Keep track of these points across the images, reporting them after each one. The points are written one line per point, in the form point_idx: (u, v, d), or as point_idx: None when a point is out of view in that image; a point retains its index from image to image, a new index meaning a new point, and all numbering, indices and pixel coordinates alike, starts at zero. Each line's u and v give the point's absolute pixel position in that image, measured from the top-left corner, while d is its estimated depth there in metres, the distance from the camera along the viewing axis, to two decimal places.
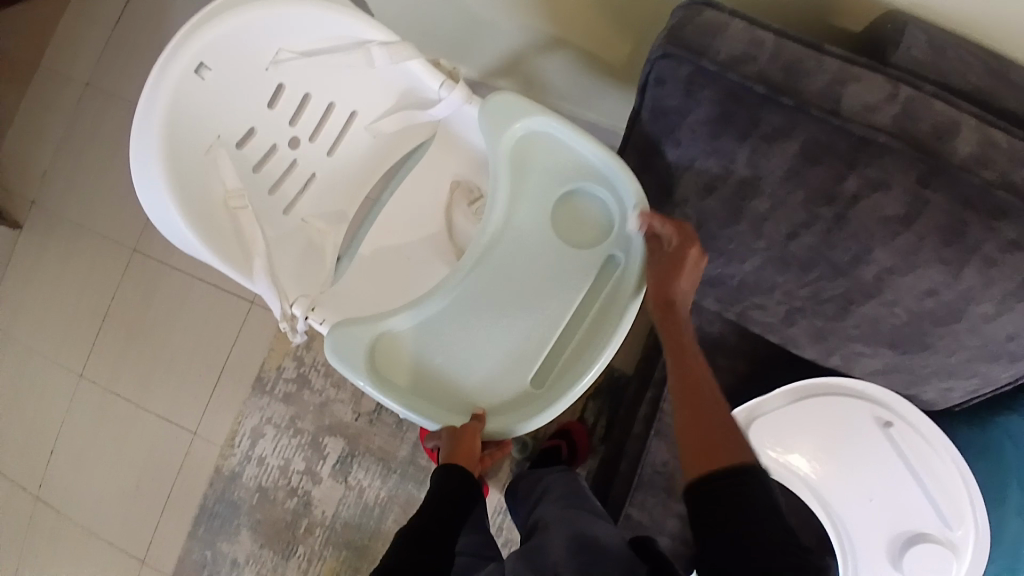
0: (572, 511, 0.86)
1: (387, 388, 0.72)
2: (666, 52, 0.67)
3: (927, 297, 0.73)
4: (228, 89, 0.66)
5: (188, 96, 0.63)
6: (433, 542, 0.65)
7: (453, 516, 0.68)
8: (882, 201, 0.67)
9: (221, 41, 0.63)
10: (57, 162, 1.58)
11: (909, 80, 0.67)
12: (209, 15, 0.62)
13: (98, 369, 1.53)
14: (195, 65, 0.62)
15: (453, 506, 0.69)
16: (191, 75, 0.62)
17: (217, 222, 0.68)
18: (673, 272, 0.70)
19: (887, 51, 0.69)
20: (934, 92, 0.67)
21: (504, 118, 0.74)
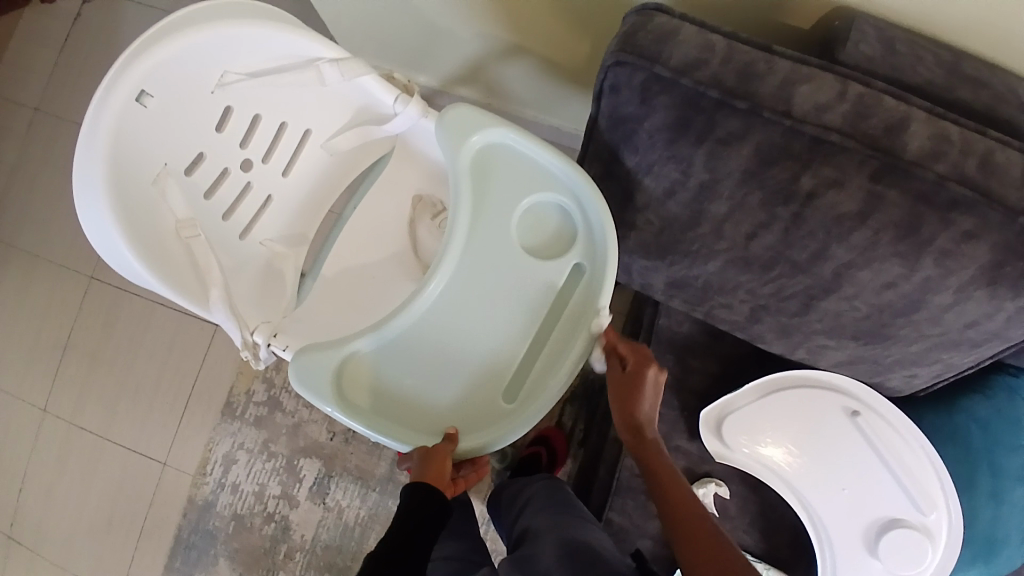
0: (559, 520, 0.86)
1: (356, 414, 0.71)
2: (619, 60, 0.68)
3: (886, 290, 0.75)
4: (174, 115, 0.64)
5: (133, 124, 0.61)
6: (399, 569, 0.66)
7: (418, 537, 0.70)
8: (837, 199, 0.68)
9: (163, 67, 0.60)
10: (3, 191, 1.52)
11: (859, 78, 0.68)
12: (149, 40, 0.60)
13: (58, 404, 1.47)
14: (137, 93, 0.60)
15: (419, 527, 0.69)
16: (133, 104, 0.60)
17: (169, 253, 0.66)
18: (633, 396, 0.71)
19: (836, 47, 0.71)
20: (884, 88, 0.69)
21: (462, 133, 0.74)
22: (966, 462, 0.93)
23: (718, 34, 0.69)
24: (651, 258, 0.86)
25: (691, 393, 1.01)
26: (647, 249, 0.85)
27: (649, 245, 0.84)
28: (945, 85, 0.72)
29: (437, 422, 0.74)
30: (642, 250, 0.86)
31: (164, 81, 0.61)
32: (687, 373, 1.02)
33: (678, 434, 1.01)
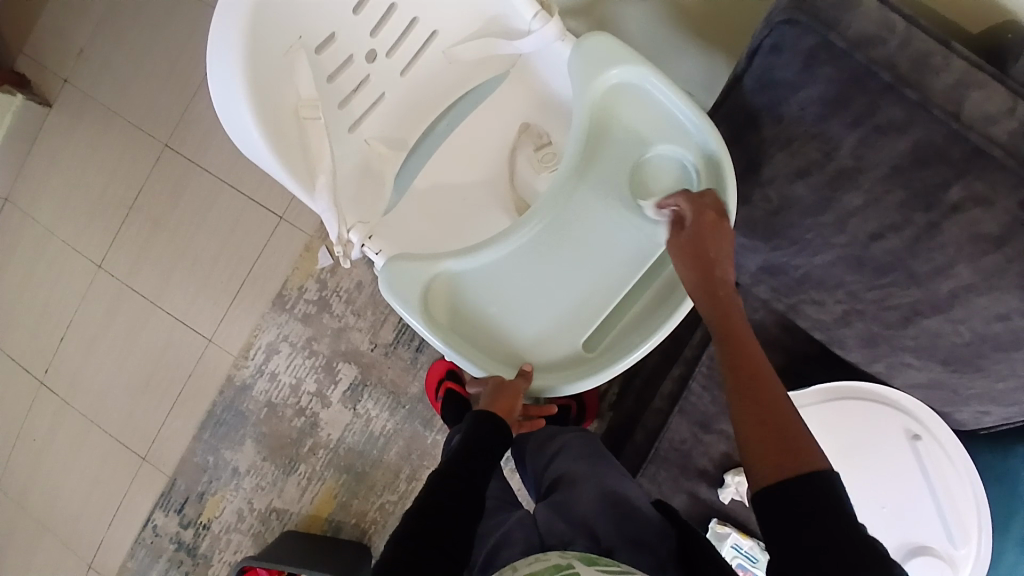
0: (597, 470, 0.85)
1: (437, 329, 0.70)
2: (790, 19, 0.62)
3: (996, 321, 0.69)
4: None
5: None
6: (453, 478, 0.65)
7: (477, 460, 0.68)
8: (981, 217, 0.63)
9: None
10: (94, 42, 1.51)
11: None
12: None
13: (116, 263, 1.50)
14: None
15: (476, 449, 0.69)
16: None
17: (286, 131, 0.64)
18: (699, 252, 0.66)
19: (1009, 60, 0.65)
20: None
21: (599, 65, 0.70)
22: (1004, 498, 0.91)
23: (898, 15, 0.62)
24: (753, 239, 0.83)
25: None
26: (751, 227, 0.82)
27: (757, 221, 0.81)
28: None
29: (515, 354, 0.74)
30: (744, 228, 0.83)
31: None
32: None
33: (726, 419, 1.00)
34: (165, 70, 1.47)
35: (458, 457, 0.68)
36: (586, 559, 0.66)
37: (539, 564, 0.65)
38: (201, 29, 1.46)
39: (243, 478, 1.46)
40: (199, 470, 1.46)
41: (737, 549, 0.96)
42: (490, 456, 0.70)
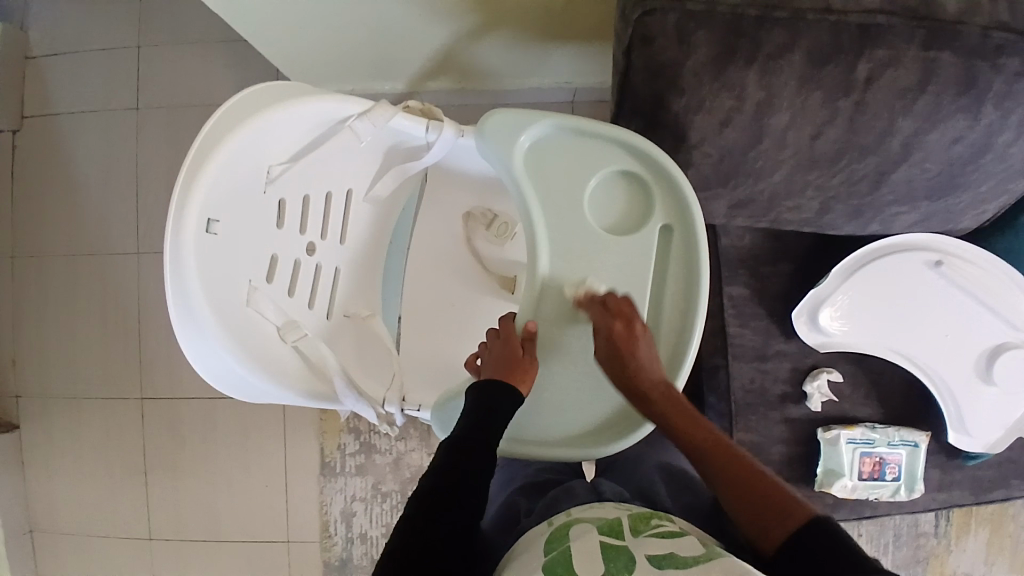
0: (654, 444, 0.88)
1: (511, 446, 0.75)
2: (647, 10, 0.65)
3: (954, 145, 0.75)
4: (239, 232, 0.61)
5: (210, 257, 0.58)
6: (461, 476, 0.60)
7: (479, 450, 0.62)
8: (895, 75, 0.68)
9: (217, 188, 0.57)
10: (19, 343, 1.46)
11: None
12: (196, 163, 0.55)
13: (164, 526, 1.46)
14: (205, 223, 0.57)
15: (491, 417, 0.66)
16: (205, 235, 0.57)
17: (283, 360, 0.66)
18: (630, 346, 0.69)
19: None
20: None
21: (506, 139, 0.72)
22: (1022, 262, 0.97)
23: None
24: (712, 189, 0.85)
25: (775, 298, 1.02)
26: (707, 181, 0.83)
27: (708, 175, 0.82)
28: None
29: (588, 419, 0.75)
30: (701, 185, 0.84)
31: (221, 201, 0.58)
32: (765, 281, 1.02)
33: (776, 339, 1.02)
34: (101, 332, 1.44)
35: (426, 496, 0.58)
36: (644, 518, 0.61)
37: (597, 511, 0.64)
38: (109, 276, 1.43)
39: None
40: None
41: (853, 441, 1.00)
42: (496, 418, 0.66)
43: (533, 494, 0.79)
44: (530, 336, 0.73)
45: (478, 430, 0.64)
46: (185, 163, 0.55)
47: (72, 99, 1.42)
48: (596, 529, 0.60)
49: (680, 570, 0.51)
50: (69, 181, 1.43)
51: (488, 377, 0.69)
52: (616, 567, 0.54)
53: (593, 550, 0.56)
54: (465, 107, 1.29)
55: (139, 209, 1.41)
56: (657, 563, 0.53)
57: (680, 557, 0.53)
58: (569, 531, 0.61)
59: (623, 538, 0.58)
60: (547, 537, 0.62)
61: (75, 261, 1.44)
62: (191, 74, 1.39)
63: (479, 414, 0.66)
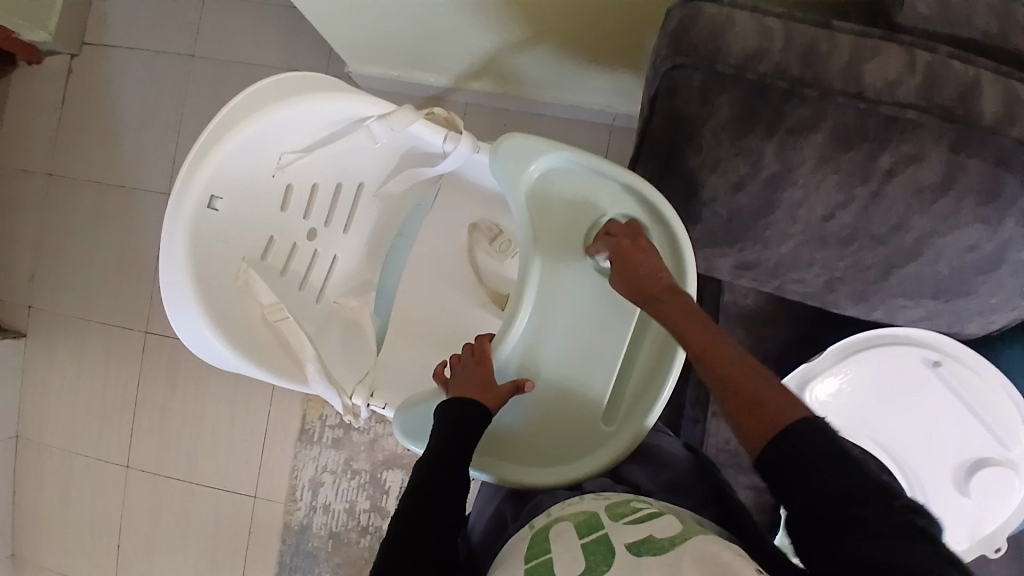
0: None
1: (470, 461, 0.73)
2: (676, 64, 0.65)
3: (968, 252, 0.73)
4: (241, 210, 0.66)
5: (206, 227, 0.62)
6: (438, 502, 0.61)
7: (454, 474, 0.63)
8: (918, 172, 0.66)
9: (224, 168, 0.61)
10: (40, 257, 1.53)
11: (923, 45, 0.65)
12: (207, 144, 0.60)
13: (142, 458, 1.51)
14: (207, 199, 0.61)
15: (462, 437, 0.66)
16: (205, 210, 0.61)
17: (260, 339, 0.68)
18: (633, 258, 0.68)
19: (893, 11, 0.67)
20: (950, 52, 0.65)
21: (517, 165, 0.73)
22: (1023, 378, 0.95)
23: (772, 17, 0.65)
24: (718, 246, 0.85)
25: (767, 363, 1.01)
26: (714, 238, 0.83)
27: (716, 232, 0.82)
28: (999, 35, 0.67)
29: (546, 452, 0.74)
30: (707, 241, 0.84)
31: (226, 180, 0.62)
32: (761, 342, 1.02)
33: None
34: (119, 263, 1.50)
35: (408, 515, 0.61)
36: (620, 505, 0.58)
37: (572, 508, 0.59)
38: (133, 211, 1.48)
39: None
40: None
41: None
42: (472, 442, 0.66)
43: (519, 496, 0.73)
44: (519, 388, 0.72)
45: (449, 448, 0.65)
46: (198, 141, 0.61)
47: (131, 37, 1.48)
48: (574, 531, 0.55)
49: (660, 552, 0.49)
50: (114, 114, 1.49)
51: (457, 395, 0.70)
52: (596, 562, 0.50)
53: (573, 553, 0.52)
54: (501, 112, 1.30)
55: (173, 153, 1.46)
56: (636, 548, 0.50)
57: (657, 540, 0.50)
58: (549, 534, 0.56)
59: (602, 529, 0.54)
60: (528, 544, 0.57)
61: (105, 191, 1.49)
62: (247, 33, 1.42)
63: (451, 437, 0.66)
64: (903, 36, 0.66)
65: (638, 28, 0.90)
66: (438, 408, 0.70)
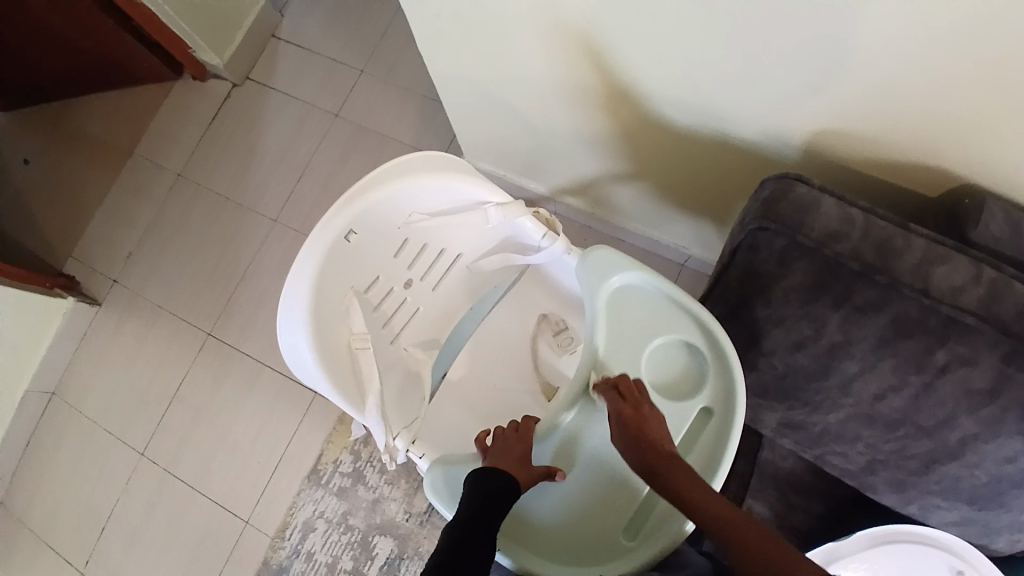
0: None
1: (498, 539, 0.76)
2: (762, 226, 0.74)
3: (1007, 464, 0.75)
4: (365, 248, 0.78)
5: (336, 257, 0.74)
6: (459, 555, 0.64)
7: (477, 528, 0.66)
8: (970, 375, 0.69)
9: (366, 212, 0.75)
10: (142, 245, 1.70)
11: (991, 263, 0.71)
12: (360, 190, 0.75)
13: (159, 451, 1.55)
14: (345, 232, 0.74)
15: (491, 496, 0.69)
16: (340, 240, 0.74)
17: (340, 360, 0.77)
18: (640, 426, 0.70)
19: (967, 226, 0.74)
20: (1015, 274, 0.71)
21: (601, 275, 0.82)
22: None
23: (856, 210, 0.74)
24: (768, 399, 0.90)
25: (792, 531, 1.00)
26: (766, 390, 0.88)
27: (769, 384, 0.87)
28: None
29: (568, 550, 0.76)
30: (760, 390, 0.89)
31: (363, 221, 0.75)
32: (790, 509, 1.01)
33: None
34: (208, 267, 1.64)
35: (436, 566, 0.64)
36: None
37: None
38: (239, 227, 1.65)
39: None
40: None
41: None
42: (501, 503, 0.69)
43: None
44: (552, 475, 0.75)
45: (480, 510, 0.68)
46: (354, 187, 0.75)
47: (290, 89, 1.73)
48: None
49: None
50: (253, 145, 1.71)
51: (490, 463, 0.73)
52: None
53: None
54: (586, 229, 1.42)
55: (291, 188, 1.64)
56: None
57: None
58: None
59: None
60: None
61: (222, 204, 1.68)
62: (387, 110, 1.64)
63: (481, 496, 0.69)
64: (974, 251, 0.73)
65: (732, 189, 1.02)
66: (470, 476, 0.73)
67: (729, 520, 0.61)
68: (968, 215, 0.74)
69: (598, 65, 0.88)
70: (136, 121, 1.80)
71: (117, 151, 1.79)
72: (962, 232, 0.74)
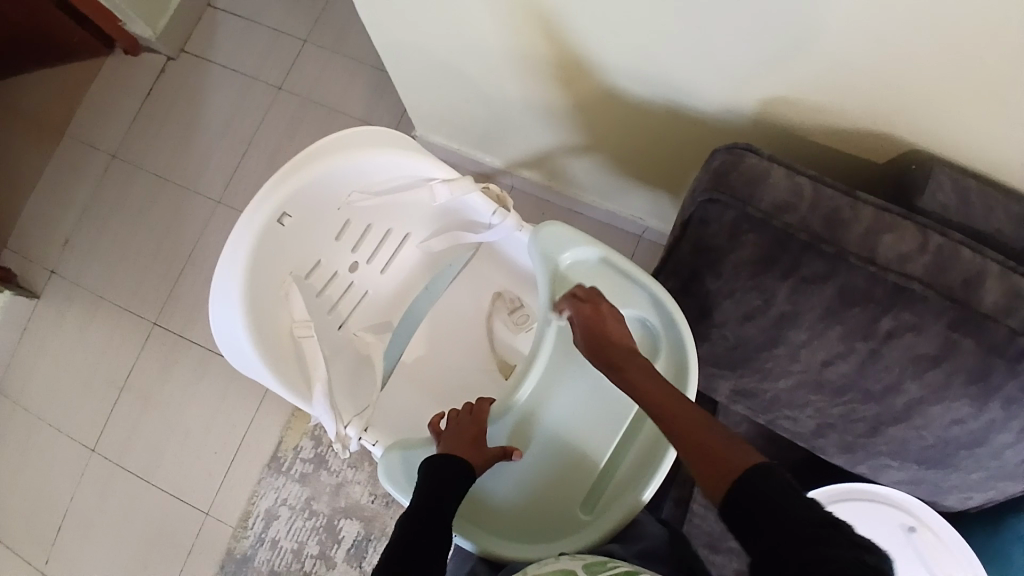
0: None
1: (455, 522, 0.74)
2: (712, 198, 0.73)
3: (953, 425, 0.77)
4: (302, 231, 0.74)
5: (271, 242, 0.71)
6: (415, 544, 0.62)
7: (431, 518, 0.64)
8: (916, 340, 0.70)
9: (301, 193, 0.71)
10: (80, 231, 1.61)
11: (938, 229, 0.72)
12: (293, 170, 0.70)
13: (109, 446, 1.49)
14: (278, 214, 0.70)
15: (444, 484, 0.68)
16: (274, 223, 0.70)
17: (280, 348, 0.73)
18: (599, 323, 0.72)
19: (914, 194, 0.74)
20: (961, 240, 0.72)
21: (552, 250, 0.80)
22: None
23: (805, 179, 0.74)
24: (721, 368, 0.90)
25: None
26: (718, 360, 0.89)
27: (721, 355, 0.87)
28: (1012, 235, 0.74)
29: (525, 528, 0.75)
30: (712, 361, 0.90)
31: (298, 203, 0.71)
32: None
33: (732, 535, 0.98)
34: (151, 252, 1.56)
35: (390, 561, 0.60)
36: (598, 565, 0.61)
37: (548, 566, 0.61)
38: (182, 209, 1.57)
39: None
40: None
41: None
42: (455, 491, 0.68)
43: (494, 563, 0.75)
44: (507, 455, 0.75)
45: (437, 498, 0.66)
46: (286, 166, 0.71)
47: (230, 62, 1.63)
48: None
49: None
50: (192, 122, 1.62)
51: (443, 450, 0.72)
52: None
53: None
54: (543, 202, 1.39)
55: (236, 166, 1.56)
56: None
57: None
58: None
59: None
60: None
61: (164, 186, 1.59)
62: (334, 82, 1.57)
63: (434, 486, 0.67)
64: (920, 218, 0.73)
65: (686, 159, 1.00)
66: (424, 461, 0.71)
67: (699, 429, 0.58)
68: (916, 183, 0.75)
69: (546, 33, 0.85)
70: (64, 99, 1.68)
71: (47, 132, 1.67)
72: (910, 201, 0.74)
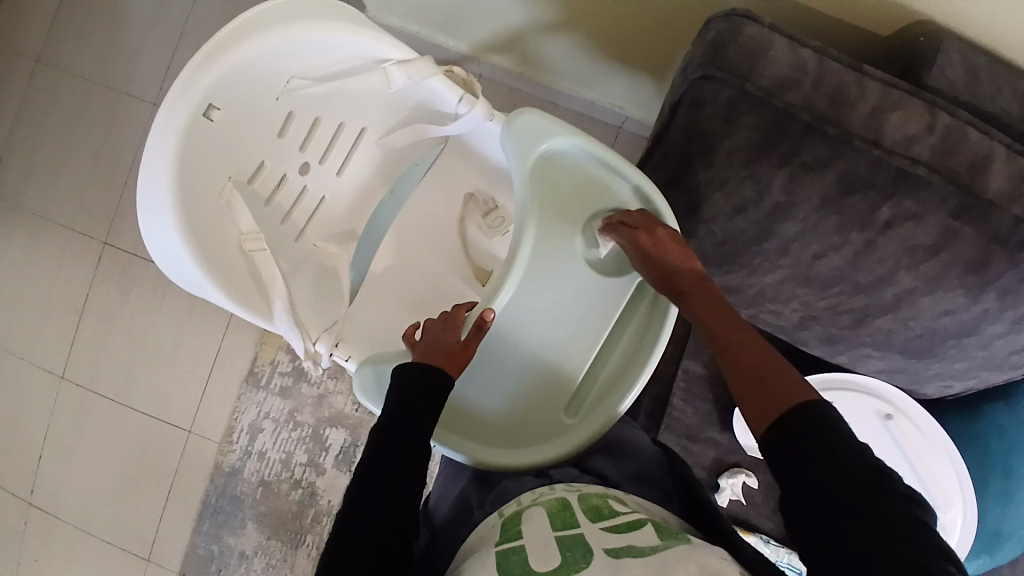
0: None
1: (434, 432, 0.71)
2: (706, 74, 0.64)
3: (943, 316, 0.75)
4: (237, 128, 0.65)
5: (201, 140, 0.62)
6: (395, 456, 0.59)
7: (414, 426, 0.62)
8: (915, 230, 0.66)
9: (228, 80, 0.61)
10: (7, 145, 1.45)
11: (945, 106, 0.65)
12: (216, 50, 0.60)
13: (79, 371, 1.44)
14: (204, 108, 0.60)
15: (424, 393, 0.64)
16: (200, 118, 0.61)
17: (230, 263, 0.66)
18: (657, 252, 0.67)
19: (921, 72, 0.67)
20: (969, 119, 0.65)
21: (528, 141, 0.71)
22: (985, 467, 0.92)
23: (808, 50, 0.64)
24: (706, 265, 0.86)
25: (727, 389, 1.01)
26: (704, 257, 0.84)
27: (707, 252, 0.83)
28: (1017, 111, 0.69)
29: (507, 435, 0.73)
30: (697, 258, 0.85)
31: (226, 92, 0.61)
32: None
33: (712, 427, 0.99)
34: (89, 166, 1.42)
35: (367, 474, 0.58)
36: (595, 499, 0.58)
37: (545, 499, 0.59)
38: (118, 115, 1.41)
39: (252, 562, 1.37)
40: (205, 562, 1.38)
41: None
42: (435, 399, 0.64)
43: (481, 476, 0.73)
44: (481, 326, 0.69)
45: (411, 413, 0.62)
46: (206, 47, 0.60)
47: None
48: (549, 519, 0.55)
49: (640, 554, 0.48)
50: (115, 15, 1.42)
51: (418, 359, 0.67)
52: (573, 556, 0.49)
53: (549, 543, 0.52)
54: (515, 93, 1.27)
55: (171, 63, 1.39)
56: (614, 551, 0.49)
57: (638, 544, 0.49)
58: (520, 521, 0.56)
59: (577, 526, 0.54)
60: (499, 531, 0.57)
61: (92, 89, 1.42)
62: None
63: (410, 397, 0.63)
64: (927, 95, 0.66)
65: (673, 37, 0.90)
66: (395, 369, 0.67)
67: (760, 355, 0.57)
68: (923, 56, 0.67)
69: None
70: None
71: None
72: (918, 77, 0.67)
